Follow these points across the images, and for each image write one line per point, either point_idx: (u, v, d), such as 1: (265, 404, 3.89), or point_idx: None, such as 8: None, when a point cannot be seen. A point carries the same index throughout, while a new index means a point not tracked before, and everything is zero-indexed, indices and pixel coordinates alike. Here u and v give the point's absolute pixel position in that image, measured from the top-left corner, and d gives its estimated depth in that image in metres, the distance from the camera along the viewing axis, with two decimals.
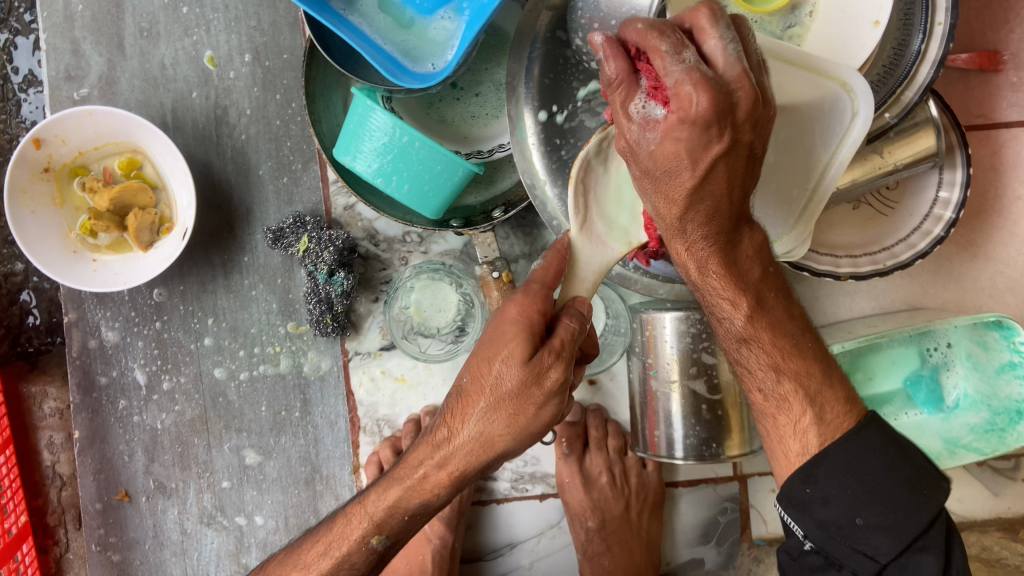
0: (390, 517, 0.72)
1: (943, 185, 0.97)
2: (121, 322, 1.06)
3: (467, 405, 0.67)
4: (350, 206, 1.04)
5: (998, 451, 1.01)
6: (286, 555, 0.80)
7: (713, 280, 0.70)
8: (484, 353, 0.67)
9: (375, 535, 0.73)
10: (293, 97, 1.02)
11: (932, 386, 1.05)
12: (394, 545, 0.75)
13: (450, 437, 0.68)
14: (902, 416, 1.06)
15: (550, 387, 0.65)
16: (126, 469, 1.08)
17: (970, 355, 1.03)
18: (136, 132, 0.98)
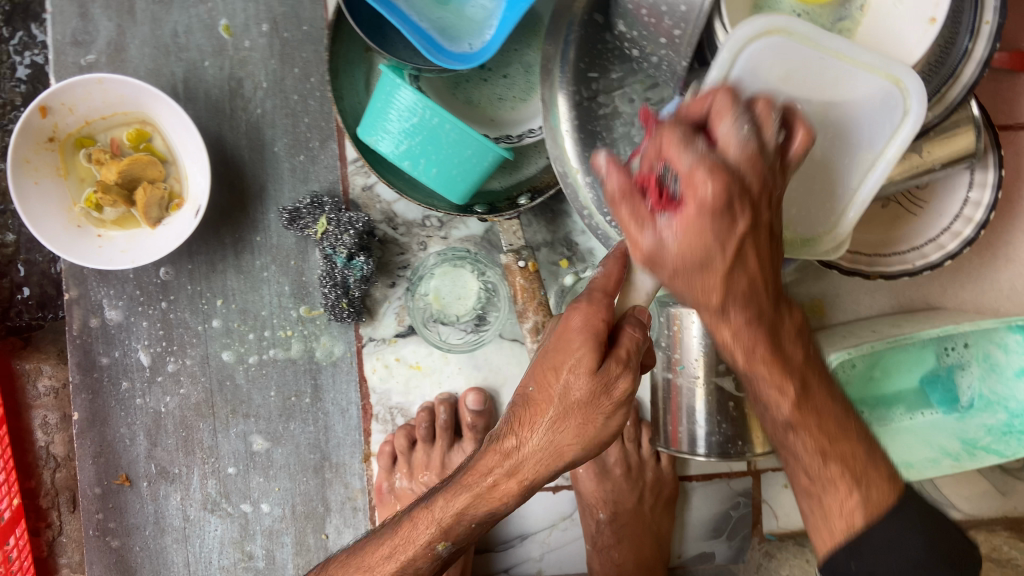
0: (456, 524, 0.68)
1: (973, 186, 0.96)
2: (125, 301, 1.01)
3: (535, 414, 0.64)
4: (369, 186, 1.00)
5: (1016, 453, 1.01)
6: (349, 556, 0.75)
7: (761, 370, 0.64)
8: (549, 361, 0.63)
9: (441, 541, 0.69)
10: (312, 71, 0.98)
11: (948, 386, 1.05)
12: (458, 549, 0.71)
13: (518, 449, 0.65)
14: (916, 415, 1.07)
15: (619, 398, 0.63)
16: (127, 453, 1.04)
17: (988, 356, 1.03)
18: (148, 103, 0.93)
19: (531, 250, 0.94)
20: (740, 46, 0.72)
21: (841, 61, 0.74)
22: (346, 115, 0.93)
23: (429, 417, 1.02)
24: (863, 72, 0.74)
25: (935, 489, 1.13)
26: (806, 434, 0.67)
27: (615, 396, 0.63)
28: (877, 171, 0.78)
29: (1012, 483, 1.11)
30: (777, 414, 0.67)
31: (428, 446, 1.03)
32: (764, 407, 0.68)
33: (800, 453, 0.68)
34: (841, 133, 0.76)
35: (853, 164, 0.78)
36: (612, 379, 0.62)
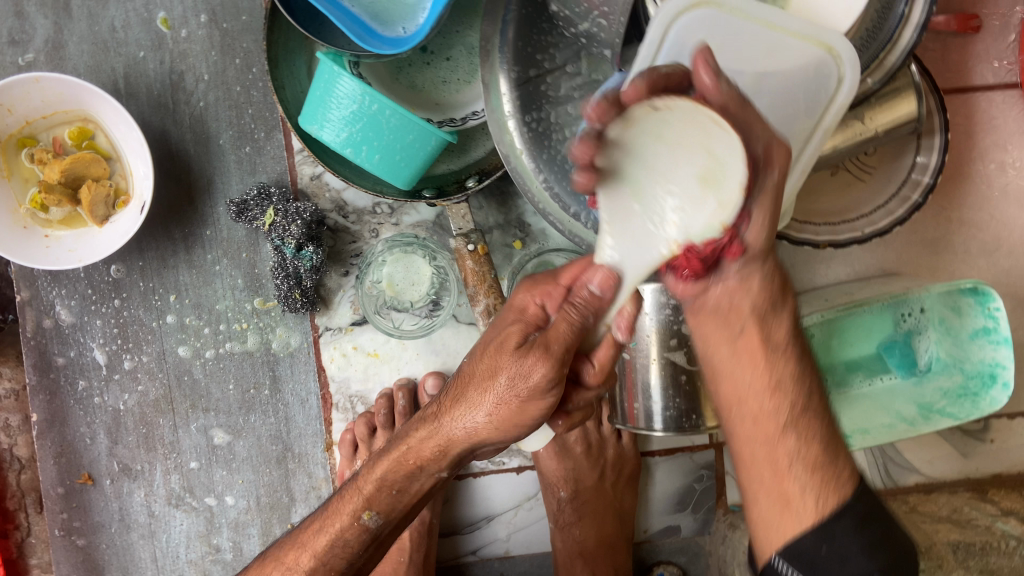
0: (377, 492, 0.72)
1: (921, 151, 0.96)
2: (77, 300, 1.01)
3: (461, 390, 0.66)
4: (317, 175, 1.00)
5: (969, 415, 1.01)
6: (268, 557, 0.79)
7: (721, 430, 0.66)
8: (482, 361, 0.65)
9: (365, 511, 0.72)
10: (253, 62, 0.97)
11: (906, 350, 1.05)
12: (387, 524, 0.74)
13: (440, 419, 0.68)
14: (875, 381, 1.07)
15: (536, 385, 0.62)
16: (89, 452, 1.04)
17: (943, 320, 1.03)
18: (88, 100, 0.93)
19: (481, 233, 0.94)
20: (670, 17, 0.74)
21: (772, 31, 0.74)
22: (287, 104, 0.92)
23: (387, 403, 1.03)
24: (793, 38, 0.74)
25: (897, 454, 1.14)
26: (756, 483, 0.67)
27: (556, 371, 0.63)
28: (815, 140, 0.78)
29: (973, 444, 1.13)
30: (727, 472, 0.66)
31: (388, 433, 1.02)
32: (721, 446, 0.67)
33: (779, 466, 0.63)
34: (776, 101, 0.76)
35: (789, 134, 0.78)
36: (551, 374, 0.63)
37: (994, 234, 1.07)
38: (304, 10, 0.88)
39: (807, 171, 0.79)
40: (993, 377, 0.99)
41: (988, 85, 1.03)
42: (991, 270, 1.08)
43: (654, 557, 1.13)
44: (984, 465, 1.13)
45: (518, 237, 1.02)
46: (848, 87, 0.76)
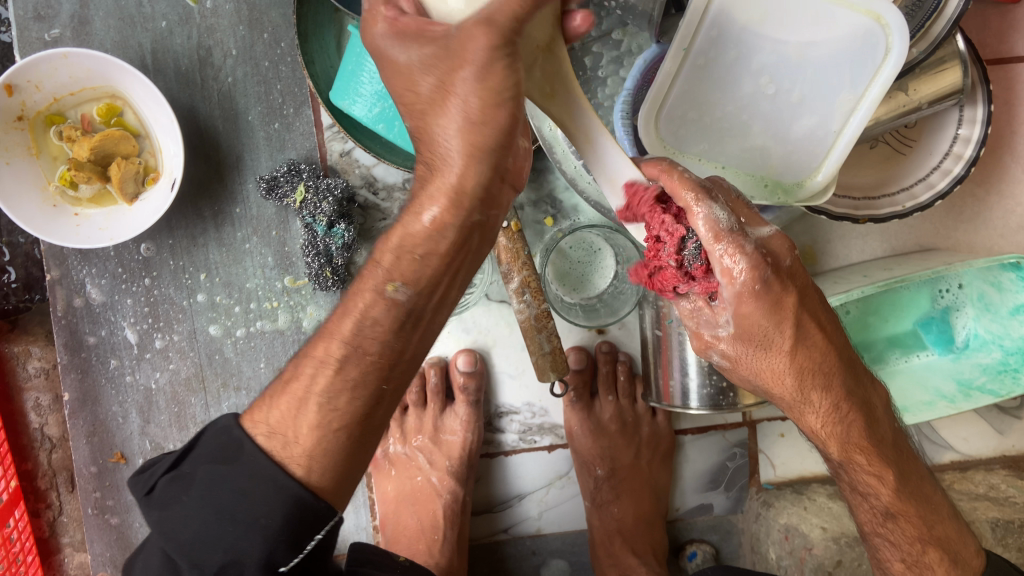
0: (412, 265, 0.60)
1: (963, 123, 0.93)
2: (107, 279, 1.00)
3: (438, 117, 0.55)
4: (346, 152, 0.99)
5: (1011, 391, 1.00)
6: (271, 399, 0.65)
7: (859, 456, 0.70)
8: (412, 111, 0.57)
9: (391, 283, 0.60)
10: (282, 36, 0.96)
11: (943, 327, 1.03)
12: (422, 296, 0.61)
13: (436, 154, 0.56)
14: (912, 358, 1.05)
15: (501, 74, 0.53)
16: (121, 431, 1.04)
17: (982, 296, 1.01)
18: (116, 76, 0.91)
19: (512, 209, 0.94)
20: None
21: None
22: (316, 79, 0.91)
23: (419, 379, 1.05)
24: (840, 6, 0.72)
25: (933, 432, 1.12)
26: (903, 520, 0.72)
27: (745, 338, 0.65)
28: (859, 113, 0.76)
29: (1009, 421, 1.11)
30: (876, 502, 0.72)
31: (421, 410, 1.05)
32: (865, 498, 0.73)
33: (897, 540, 0.73)
34: (821, 71, 0.75)
35: (833, 106, 0.76)
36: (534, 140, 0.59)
37: None
38: None
39: (852, 144, 0.78)
40: None
41: None
42: None
43: (687, 534, 1.12)
44: (1020, 442, 1.12)
45: (550, 214, 1.01)
46: (890, 55, 0.73)
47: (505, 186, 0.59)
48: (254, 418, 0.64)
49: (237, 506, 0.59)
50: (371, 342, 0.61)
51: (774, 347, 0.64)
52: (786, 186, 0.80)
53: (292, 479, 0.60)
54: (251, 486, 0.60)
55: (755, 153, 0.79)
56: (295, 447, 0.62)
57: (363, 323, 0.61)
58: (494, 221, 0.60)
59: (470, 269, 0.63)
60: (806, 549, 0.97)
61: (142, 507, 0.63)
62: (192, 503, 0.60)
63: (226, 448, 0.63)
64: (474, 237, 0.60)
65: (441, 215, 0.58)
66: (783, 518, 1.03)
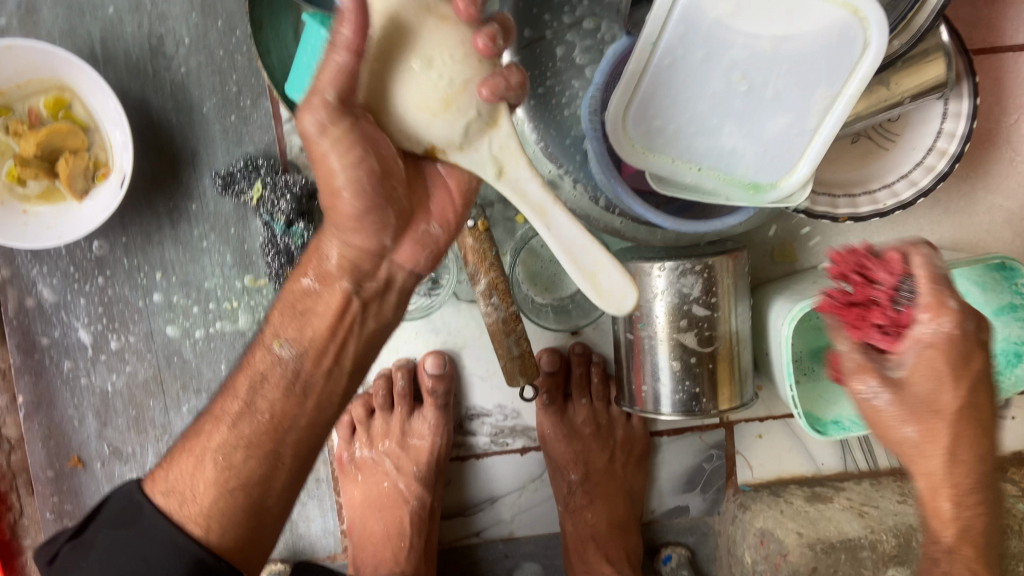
0: (306, 338, 0.67)
1: (948, 117, 0.89)
2: (58, 278, 0.96)
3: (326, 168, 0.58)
4: (307, 146, 0.94)
5: (993, 395, 0.98)
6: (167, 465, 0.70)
7: (934, 465, 0.67)
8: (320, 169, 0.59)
9: (276, 340, 0.67)
10: (237, 24, 0.92)
11: None
12: (304, 363, 0.67)
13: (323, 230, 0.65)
14: None
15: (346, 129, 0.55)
16: (77, 434, 1.01)
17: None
18: (62, 67, 0.87)
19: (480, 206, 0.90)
20: None
21: None
22: (272, 71, 0.86)
23: (386, 382, 1.01)
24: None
25: None
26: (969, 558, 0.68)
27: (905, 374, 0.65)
28: (837, 110, 0.73)
29: (993, 421, 1.09)
30: (938, 540, 0.70)
31: (387, 413, 1.02)
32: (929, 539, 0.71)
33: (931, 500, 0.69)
34: (797, 67, 0.71)
35: (809, 104, 0.73)
36: (438, 227, 0.65)
37: (1020, 204, 1.02)
38: None
39: (829, 142, 0.75)
40: (1017, 355, 0.95)
41: (1019, 44, 0.96)
42: (1016, 240, 1.03)
43: (662, 537, 1.10)
44: (1004, 441, 1.09)
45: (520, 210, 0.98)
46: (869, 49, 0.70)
47: (385, 261, 0.65)
48: (152, 486, 0.69)
49: (136, 568, 0.65)
50: (261, 403, 0.67)
51: (942, 409, 0.65)
52: (758, 186, 0.78)
53: (191, 540, 0.65)
54: (149, 550, 0.65)
55: (726, 153, 0.76)
56: (190, 507, 0.67)
57: (255, 382, 0.68)
58: (377, 291, 0.66)
59: (364, 339, 0.69)
60: (782, 555, 0.96)
61: (45, 573, 0.68)
62: (89, 568, 0.66)
63: (125, 513, 0.68)
64: (351, 304, 0.66)
65: (324, 280, 0.65)
66: (758, 521, 1.01)
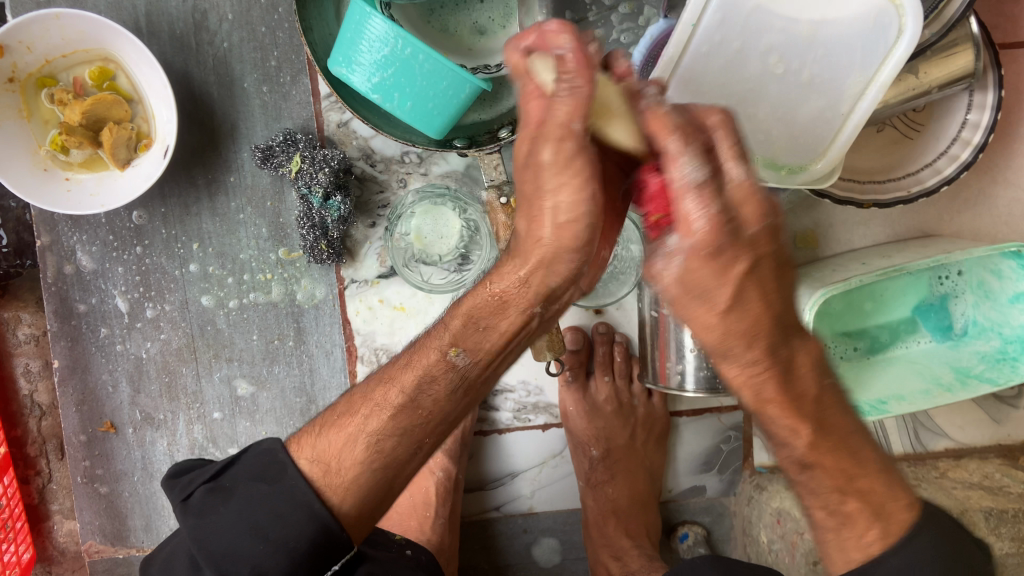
0: (488, 343, 0.64)
1: (973, 108, 0.91)
2: (98, 246, 0.98)
3: (533, 246, 0.59)
4: (344, 123, 0.97)
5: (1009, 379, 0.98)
6: (318, 434, 0.68)
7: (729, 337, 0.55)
8: (526, 257, 0.60)
9: (452, 349, 0.65)
10: (279, 2, 0.94)
11: (941, 315, 1.04)
12: (476, 366, 0.65)
13: (493, 278, 0.63)
14: (911, 344, 1.05)
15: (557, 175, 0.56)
16: (111, 400, 1.03)
17: (982, 283, 1.00)
18: (109, 38, 0.89)
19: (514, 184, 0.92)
20: None
21: None
22: (315, 47, 0.89)
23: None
24: None
25: (929, 419, 1.12)
26: (820, 471, 0.61)
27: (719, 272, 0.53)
28: (869, 96, 0.75)
29: (1006, 411, 1.10)
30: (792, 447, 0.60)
31: None
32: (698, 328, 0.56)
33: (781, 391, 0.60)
34: (832, 53, 0.73)
35: (841, 90, 0.75)
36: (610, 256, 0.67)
37: None
38: None
39: (859, 127, 0.77)
40: None
41: None
42: None
43: (679, 516, 1.12)
44: (1017, 432, 1.10)
45: None
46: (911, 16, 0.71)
47: (575, 287, 0.62)
48: (300, 448, 0.68)
49: (270, 524, 0.63)
50: (427, 400, 0.65)
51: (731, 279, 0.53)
52: (788, 167, 0.80)
53: (326, 506, 0.64)
54: (284, 508, 0.63)
55: (757, 134, 0.78)
56: (336, 477, 0.65)
57: (424, 381, 0.65)
58: (551, 312, 0.64)
59: (529, 341, 0.67)
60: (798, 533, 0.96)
61: (179, 512, 0.66)
62: (225, 513, 0.64)
63: (270, 469, 0.66)
64: (534, 322, 0.64)
65: (515, 295, 0.61)
66: (775, 502, 1.02)
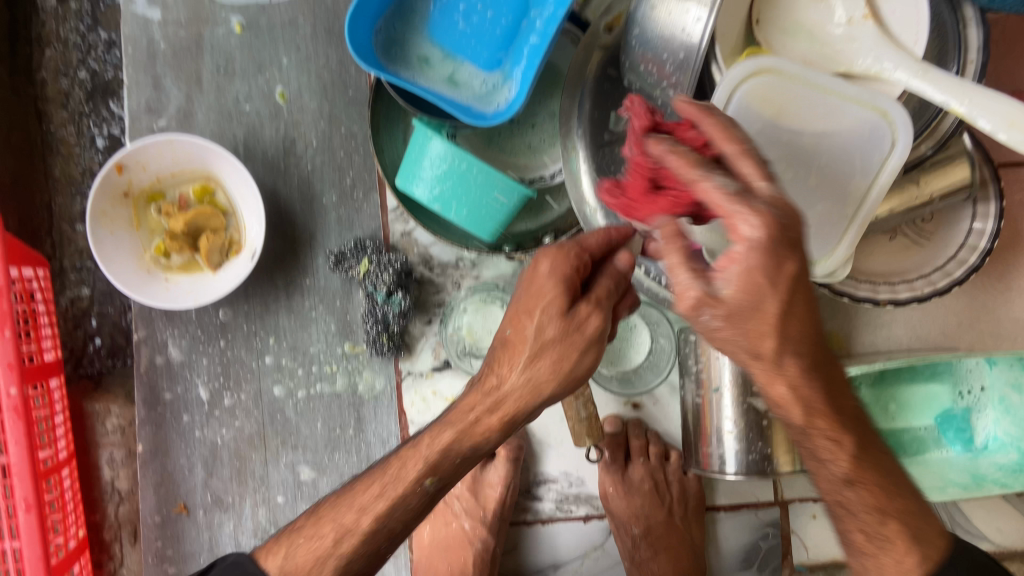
0: (444, 459, 0.75)
1: (977, 218, 1.02)
2: (187, 340, 1.11)
3: (513, 354, 0.73)
4: (407, 233, 1.09)
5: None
6: (295, 529, 0.78)
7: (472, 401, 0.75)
8: (505, 348, 0.74)
9: (430, 476, 0.75)
10: (357, 132, 1.10)
11: (962, 426, 1.08)
12: (444, 487, 0.77)
13: (500, 386, 0.74)
14: (931, 451, 1.09)
15: (590, 333, 0.72)
16: (185, 483, 1.12)
17: (1003, 398, 1.06)
18: (211, 159, 1.05)
19: None
20: (734, 84, 0.81)
21: (829, 96, 0.82)
22: (386, 166, 1.03)
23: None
24: (849, 104, 0.82)
25: (967, 521, 1.12)
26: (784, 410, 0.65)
27: (748, 249, 0.56)
28: (871, 198, 0.85)
29: None
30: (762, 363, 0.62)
31: None
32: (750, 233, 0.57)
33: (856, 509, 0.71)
34: (835, 162, 0.84)
35: (846, 193, 0.85)
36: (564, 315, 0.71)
37: None
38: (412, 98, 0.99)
39: (865, 227, 0.86)
40: None
41: None
42: None
43: None
44: None
45: None
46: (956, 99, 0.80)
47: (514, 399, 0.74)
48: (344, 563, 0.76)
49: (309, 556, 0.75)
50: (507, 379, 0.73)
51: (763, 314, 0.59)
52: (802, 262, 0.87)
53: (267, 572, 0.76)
54: None
55: None
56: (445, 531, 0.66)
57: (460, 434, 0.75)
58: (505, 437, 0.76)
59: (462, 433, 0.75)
60: None
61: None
62: None
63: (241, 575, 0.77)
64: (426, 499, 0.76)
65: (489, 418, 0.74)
66: None
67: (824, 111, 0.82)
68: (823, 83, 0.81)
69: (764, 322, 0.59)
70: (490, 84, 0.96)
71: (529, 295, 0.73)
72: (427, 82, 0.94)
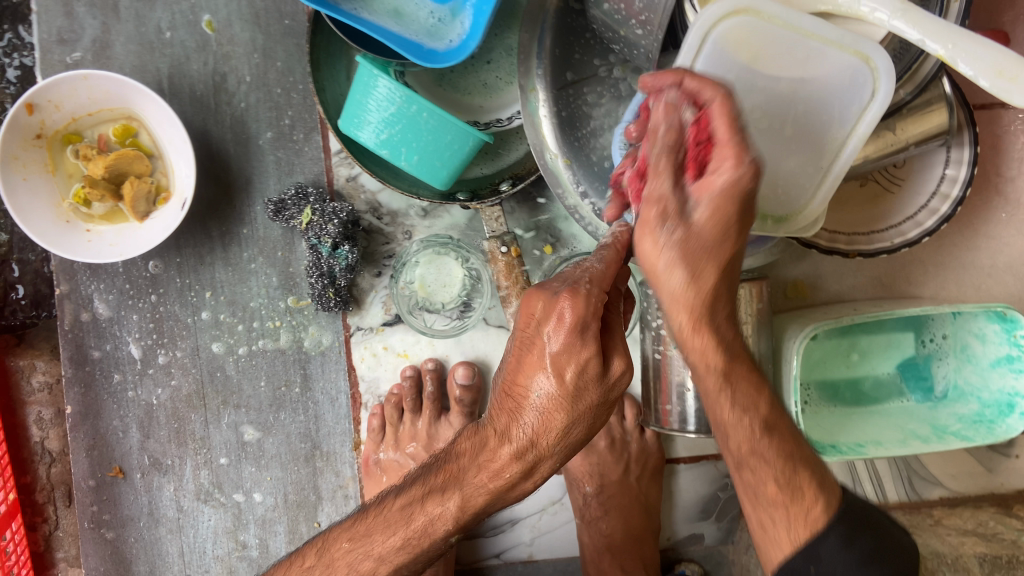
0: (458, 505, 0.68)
1: (950, 163, 0.96)
2: (115, 295, 1.03)
3: (530, 407, 0.64)
4: (352, 177, 1.01)
5: (983, 439, 0.98)
6: (343, 541, 0.74)
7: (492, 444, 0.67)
8: (519, 395, 0.65)
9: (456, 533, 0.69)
10: (294, 66, 1.00)
11: (922, 375, 1.05)
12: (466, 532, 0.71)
13: (511, 431, 0.65)
14: (892, 401, 1.06)
15: (617, 376, 0.64)
16: (121, 445, 1.06)
17: (965, 347, 1.02)
18: (132, 98, 0.95)
19: (514, 237, 0.97)
20: (709, 23, 0.75)
21: (811, 39, 0.75)
22: (327, 104, 0.94)
23: (414, 381, 1.05)
24: (830, 47, 0.75)
25: (921, 468, 1.12)
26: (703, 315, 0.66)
27: (724, 179, 0.57)
28: (848, 149, 0.79)
29: (998, 460, 1.11)
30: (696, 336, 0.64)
31: (415, 416, 1.05)
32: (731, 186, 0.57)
33: (768, 462, 0.69)
34: (812, 110, 0.77)
35: (822, 144, 0.79)
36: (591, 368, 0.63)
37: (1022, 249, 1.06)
38: (353, 35, 0.89)
39: (839, 181, 0.80)
40: (1011, 406, 0.98)
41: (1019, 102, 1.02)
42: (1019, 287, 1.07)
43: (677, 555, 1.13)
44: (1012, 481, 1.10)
45: (549, 243, 1.04)
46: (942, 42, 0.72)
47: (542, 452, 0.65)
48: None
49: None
50: (535, 434, 0.64)
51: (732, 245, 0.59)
52: (774, 217, 0.83)
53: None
54: None
55: None
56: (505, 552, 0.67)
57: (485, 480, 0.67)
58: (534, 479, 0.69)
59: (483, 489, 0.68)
60: None
61: None
62: None
63: None
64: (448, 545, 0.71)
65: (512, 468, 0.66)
66: None
67: (806, 53, 0.75)
68: (807, 25, 0.74)
69: (713, 263, 0.60)
70: (440, 19, 0.88)
71: (535, 336, 0.64)
72: (368, 16, 0.86)
